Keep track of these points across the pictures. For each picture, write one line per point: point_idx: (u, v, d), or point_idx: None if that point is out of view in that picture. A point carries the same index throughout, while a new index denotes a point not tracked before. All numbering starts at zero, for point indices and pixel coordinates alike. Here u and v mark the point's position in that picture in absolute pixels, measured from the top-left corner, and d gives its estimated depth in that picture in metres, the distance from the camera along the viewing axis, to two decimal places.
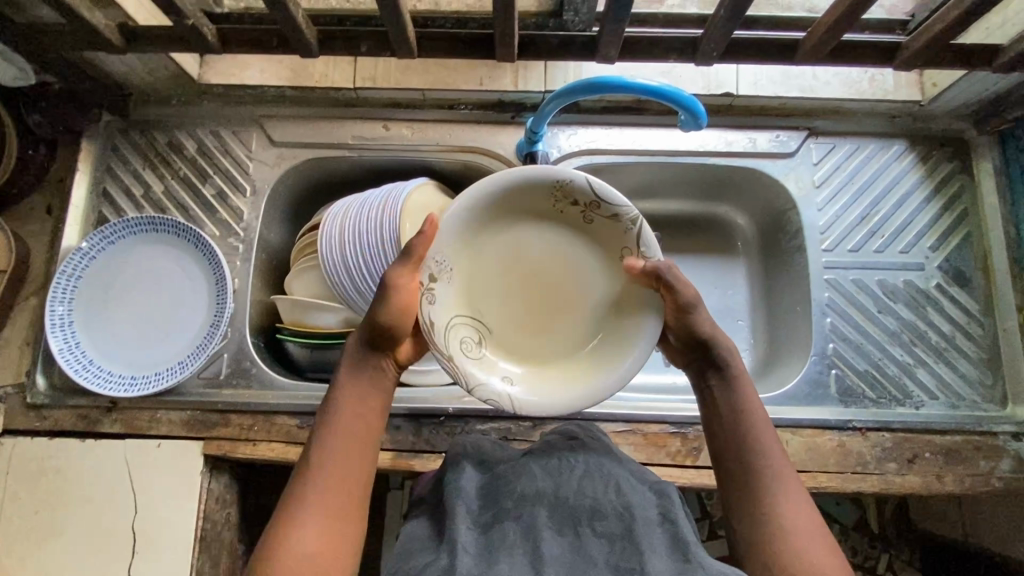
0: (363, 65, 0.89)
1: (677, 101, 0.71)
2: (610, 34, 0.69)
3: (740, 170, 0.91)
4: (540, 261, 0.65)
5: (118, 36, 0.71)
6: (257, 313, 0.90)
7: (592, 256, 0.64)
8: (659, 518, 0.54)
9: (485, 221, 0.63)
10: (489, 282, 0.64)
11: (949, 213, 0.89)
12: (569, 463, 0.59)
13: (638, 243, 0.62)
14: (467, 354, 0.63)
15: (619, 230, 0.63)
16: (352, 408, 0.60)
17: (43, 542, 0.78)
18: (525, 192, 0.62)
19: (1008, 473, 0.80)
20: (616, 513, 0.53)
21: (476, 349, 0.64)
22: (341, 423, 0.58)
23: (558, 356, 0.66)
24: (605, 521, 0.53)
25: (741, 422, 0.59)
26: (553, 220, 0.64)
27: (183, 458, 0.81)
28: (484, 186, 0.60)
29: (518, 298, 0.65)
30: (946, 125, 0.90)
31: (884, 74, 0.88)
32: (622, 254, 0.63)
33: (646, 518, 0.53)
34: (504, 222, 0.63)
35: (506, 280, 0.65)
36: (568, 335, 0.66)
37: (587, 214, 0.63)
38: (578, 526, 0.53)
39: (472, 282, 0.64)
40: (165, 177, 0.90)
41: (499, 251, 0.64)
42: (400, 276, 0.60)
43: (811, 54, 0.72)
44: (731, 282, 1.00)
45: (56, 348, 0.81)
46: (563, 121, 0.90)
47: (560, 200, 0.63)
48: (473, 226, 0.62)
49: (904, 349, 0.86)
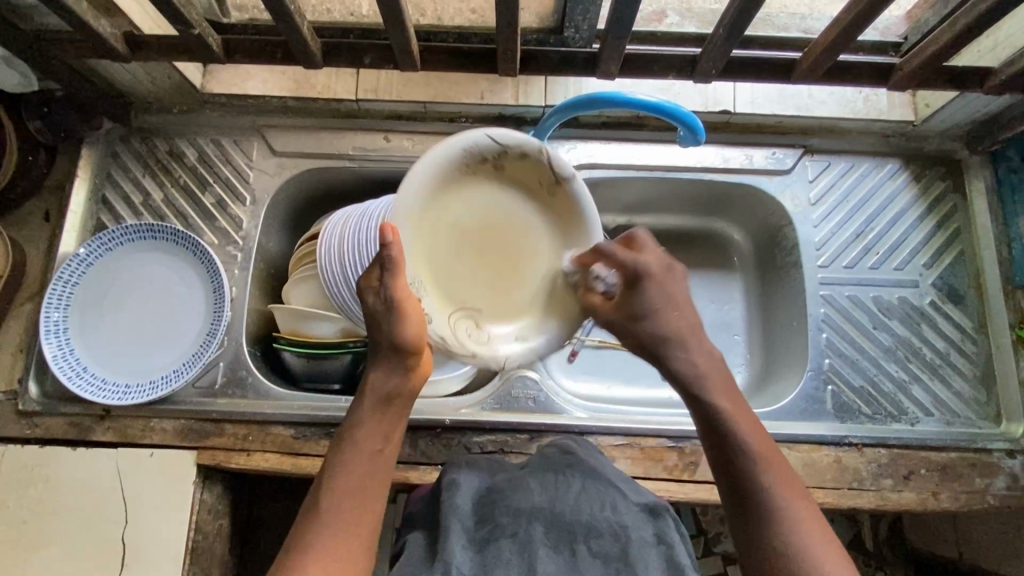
0: (365, 76, 0.89)
1: (678, 118, 0.71)
2: (611, 51, 0.70)
3: (737, 187, 0.92)
4: (483, 224, 0.62)
5: (123, 44, 0.71)
6: (253, 321, 0.89)
7: (522, 191, 0.63)
8: (653, 540, 0.54)
9: (423, 219, 0.60)
10: (447, 269, 0.62)
11: (942, 231, 0.90)
12: (566, 479, 0.59)
13: (553, 169, 0.61)
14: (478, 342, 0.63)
15: (533, 163, 0.61)
16: (367, 443, 0.58)
17: (30, 553, 0.77)
18: (444, 176, 0.59)
19: (1003, 490, 0.80)
20: (612, 532, 0.54)
21: (484, 333, 0.63)
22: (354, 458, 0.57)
23: (550, 300, 0.64)
24: (602, 539, 0.53)
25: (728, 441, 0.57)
26: (477, 182, 0.61)
27: (176, 468, 0.80)
28: (405, 184, 0.58)
29: (479, 265, 0.63)
30: (939, 145, 0.92)
31: (878, 94, 0.90)
32: (544, 181, 0.62)
33: (641, 539, 0.54)
34: (445, 215, 0.61)
35: (459, 260, 0.62)
36: (534, 286, 0.64)
37: (503, 163, 0.61)
38: (574, 543, 0.53)
39: (438, 283, 0.62)
40: (165, 185, 0.90)
41: (446, 241, 0.61)
42: (398, 286, 0.57)
43: (806, 74, 0.73)
44: (727, 296, 1.00)
45: (50, 355, 0.80)
46: (563, 135, 0.91)
47: (470, 166, 0.61)
48: (422, 223, 0.60)
49: (898, 365, 0.87)
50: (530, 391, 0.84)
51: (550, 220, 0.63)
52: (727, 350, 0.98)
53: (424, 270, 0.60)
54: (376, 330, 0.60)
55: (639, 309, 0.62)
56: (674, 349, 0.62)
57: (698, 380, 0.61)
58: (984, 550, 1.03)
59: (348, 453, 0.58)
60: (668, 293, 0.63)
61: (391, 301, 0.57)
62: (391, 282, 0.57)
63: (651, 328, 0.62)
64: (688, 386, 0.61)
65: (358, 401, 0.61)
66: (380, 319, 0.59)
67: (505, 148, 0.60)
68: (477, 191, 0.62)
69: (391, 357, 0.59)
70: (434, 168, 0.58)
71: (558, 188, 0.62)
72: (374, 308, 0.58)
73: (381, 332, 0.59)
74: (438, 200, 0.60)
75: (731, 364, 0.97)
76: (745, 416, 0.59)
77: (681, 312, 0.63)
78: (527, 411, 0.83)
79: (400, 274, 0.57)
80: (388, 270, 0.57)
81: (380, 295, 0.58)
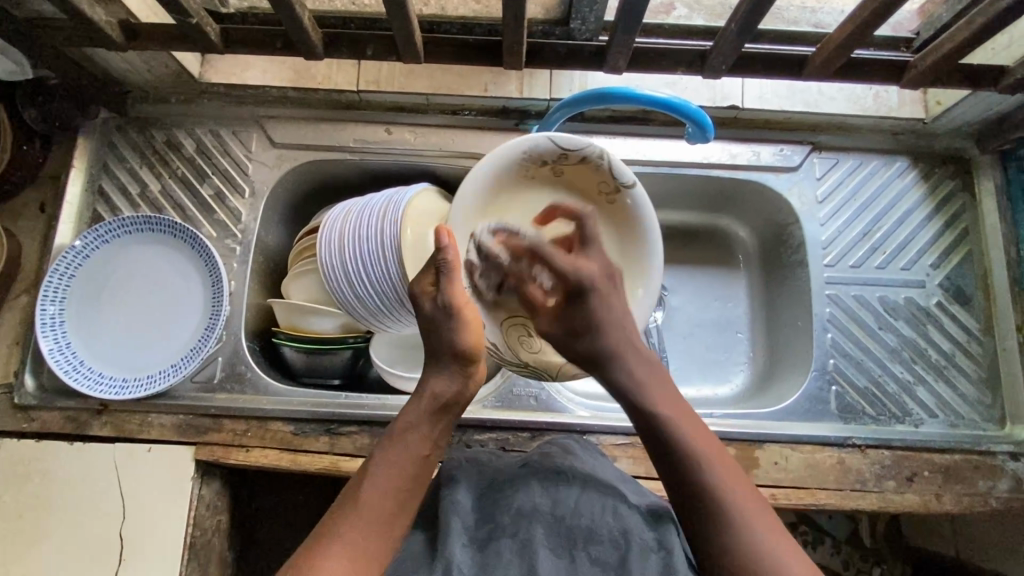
0: (367, 68, 0.88)
1: (685, 113, 0.70)
2: (619, 45, 0.68)
3: (744, 184, 0.91)
4: (541, 227, 0.69)
5: (119, 33, 0.69)
6: (252, 316, 0.88)
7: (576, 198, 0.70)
8: (654, 545, 0.54)
9: (477, 218, 0.68)
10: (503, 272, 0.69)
11: (950, 231, 0.89)
12: (566, 480, 0.58)
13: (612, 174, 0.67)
14: (528, 349, 0.69)
15: (592, 169, 0.68)
16: (412, 451, 0.58)
17: (28, 548, 0.76)
18: (502, 182, 0.68)
19: (1006, 493, 0.80)
20: (613, 538, 0.53)
21: (533, 341, 0.69)
22: (391, 466, 0.57)
23: None
24: (601, 545, 0.53)
25: (659, 425, 0.58)
26: (530, 189, 0.69)
27: (174, 463, 0.79)
28: (464, 186, 0.66)
29: None
30: (949, 144, 0.91)
31: (888, 91, 0.88)
32: (601, 187, 0.68)
33: (641, 544, 0.53)
34: (501, 217, 0.69)
35: None
36: None
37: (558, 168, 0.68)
38: (573, 548, 0.53)
39: (496, 279, 0.69)
40: (162, 176, 0.89)
41: (501, 239, 0.69)
42: (454, 292, 0.62)
43: (818, 70, 0.71)
44: (731, 294, 1.00)
45: (46, 348, 0.79)
46: (567, 129, 0.89)
47: (528, 169, 0.68)
48: (474, 216, 0.67)
49: (904, 366, 0.86)
50: (531, 389, 0.83)
51: (605, 225, 0.70)
52: (730, 348, 0.97)
53: (482, 269, 0.67)
54: (432, 335, 0.62)
55: (581, 326, 0.63)
56: (611, 359, 0.62)
57: (630, 373, 0.61)
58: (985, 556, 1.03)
59: (388, 458, 0.57)
60: (611, 307, 0.64)
61: (450, 308, 0.61)
62: (446, 290, 0.62)
63: (596, 340, 0.63)
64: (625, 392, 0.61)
65: (416, 400, 0.61)
66: (439, 326, 0.62)
67: (566, 154, 0.67)
68: (534, 194, 0.69)
69: (452, 361, 0.61)
70: (488, 177, 0.67)
71: (615, 194, 0.68)
72: (432, 315, 0.62)
73: (437, 338, 0.62)
74: (492, 204, 0.68)
75: (734, 361, 0.97)
76: (683, 413, 0.59)
77: (629, 330, 0.64)
78: (528, 409, 0.83)
79: (455, 278, 0.62)
80: (448, 276, 0.62)
81: (436, 304, 0.62)
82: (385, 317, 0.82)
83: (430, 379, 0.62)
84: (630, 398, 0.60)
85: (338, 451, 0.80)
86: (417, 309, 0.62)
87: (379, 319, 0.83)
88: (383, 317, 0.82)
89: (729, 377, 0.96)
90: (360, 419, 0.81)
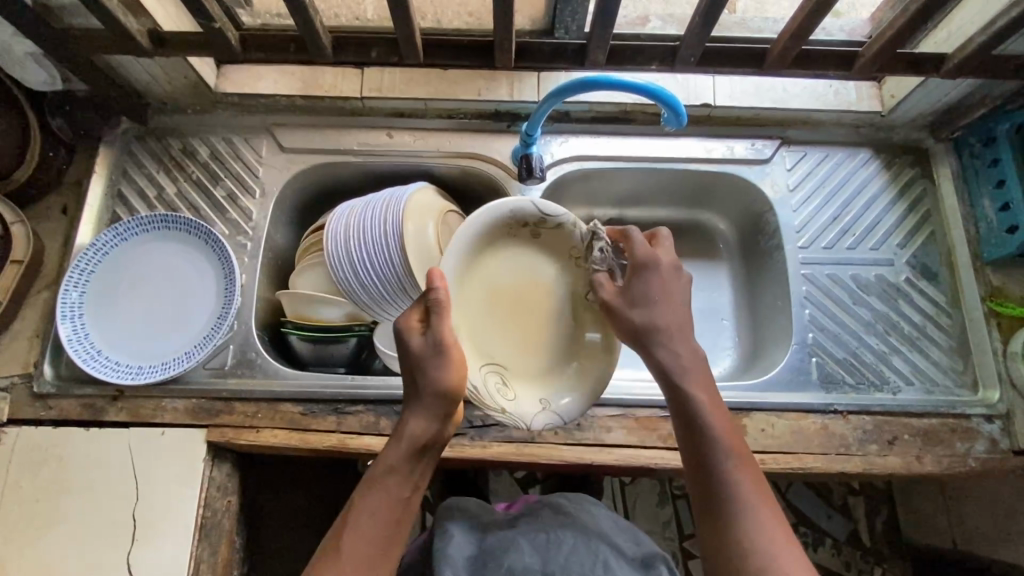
0: (369, 77, 0.95)
1: (659, 98, 0.77)
2: (598, 39, 0.75)
3: (720, 176, 0.98)
4: (516, 286, 0.74)
5: (147, 40, 0.77)
6: (262, 308, 0.93)
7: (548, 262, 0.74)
8: None
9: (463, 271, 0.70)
10: (477, 322, 0.71)
11: (913, 214, 0.96)
12: (556, 539, 0.71)
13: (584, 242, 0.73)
14: (504, 397, 0.71)
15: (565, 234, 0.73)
16: (396, 495, 0.60)
17: (43, 531, 0.79)
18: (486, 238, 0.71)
19: (983, 454, 0.84)
20: None
21: (508, 390, 0.71)
22: (377, 509, 0.59)
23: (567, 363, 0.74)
24: None
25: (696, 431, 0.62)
26: (509, 245, 0.73)
27: (187, 444, 0.82)
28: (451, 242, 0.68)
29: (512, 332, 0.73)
30: (906, 136, 0.99)
31: (847, 87, 0.96)
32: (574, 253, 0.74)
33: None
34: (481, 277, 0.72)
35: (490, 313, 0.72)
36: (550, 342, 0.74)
37: (537, 230, 0.73)
38: None
39: (472, 331, 0.71)
40: (178, 180, 0.95)
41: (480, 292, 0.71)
42: (444, 331, 0.63)
43: (778, 61, 0.79)
44: (715, 283, 1.06)
45: (65, 337, 0.83)
46: (554, 130, 0.97)
47: (511, 227, 0.72)
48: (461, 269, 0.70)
49: (879, 338, 0.91)
50: None
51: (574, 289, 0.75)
52: (716, 334, 1.02)
53: (464, 320, 0.70)
54: (415, 374, 0.63)
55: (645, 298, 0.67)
56: (659, 343, 0.65)
57: (676, 369, 0.64)
58: (977, 539, 1.06)
59: (373, 502, 0.60)
60: (670, 291, 0.67)
61: (441, 345, 0.62)
62: (436, 326, 0.63)
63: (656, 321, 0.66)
64: (675, 380, 0.64)
65: (395, 441, 0.63)
66: (425, 363, 0.62)
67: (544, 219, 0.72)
68: (518, 253, 0.74)
69: (432, 402, 0.62)
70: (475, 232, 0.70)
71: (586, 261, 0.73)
72: (423, 349, 0.62)
73: (422, 376, 0.62)
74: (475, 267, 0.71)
75: (720, 347, 1.01)
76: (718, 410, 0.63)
77: (675, 307, 0.67)
78: None
79: (445, 317, 0.63)
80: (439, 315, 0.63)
81: (425, 340, 0.62)
82: (388, 305, 0.87)
83: (408, 419, 0.63)
84: (676, 386, 0.63)
85: (345, 429, 0.83)
86: (408, 344, 0.63)
87: (382, 307, 0.88)
88: (386, 306, 0.88)
89: (717, 361, 1.00)
90: (366, 398, 0.85)
